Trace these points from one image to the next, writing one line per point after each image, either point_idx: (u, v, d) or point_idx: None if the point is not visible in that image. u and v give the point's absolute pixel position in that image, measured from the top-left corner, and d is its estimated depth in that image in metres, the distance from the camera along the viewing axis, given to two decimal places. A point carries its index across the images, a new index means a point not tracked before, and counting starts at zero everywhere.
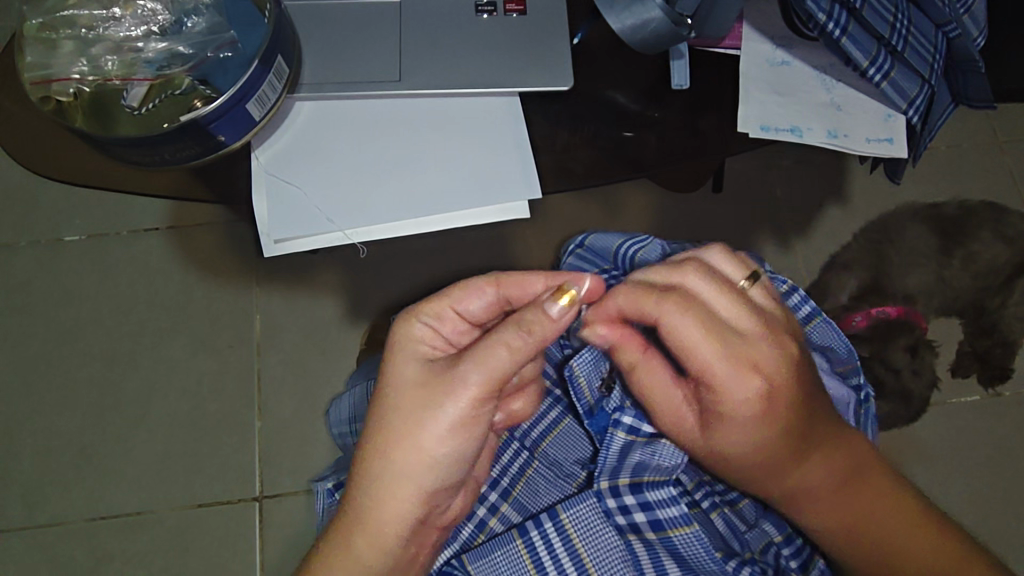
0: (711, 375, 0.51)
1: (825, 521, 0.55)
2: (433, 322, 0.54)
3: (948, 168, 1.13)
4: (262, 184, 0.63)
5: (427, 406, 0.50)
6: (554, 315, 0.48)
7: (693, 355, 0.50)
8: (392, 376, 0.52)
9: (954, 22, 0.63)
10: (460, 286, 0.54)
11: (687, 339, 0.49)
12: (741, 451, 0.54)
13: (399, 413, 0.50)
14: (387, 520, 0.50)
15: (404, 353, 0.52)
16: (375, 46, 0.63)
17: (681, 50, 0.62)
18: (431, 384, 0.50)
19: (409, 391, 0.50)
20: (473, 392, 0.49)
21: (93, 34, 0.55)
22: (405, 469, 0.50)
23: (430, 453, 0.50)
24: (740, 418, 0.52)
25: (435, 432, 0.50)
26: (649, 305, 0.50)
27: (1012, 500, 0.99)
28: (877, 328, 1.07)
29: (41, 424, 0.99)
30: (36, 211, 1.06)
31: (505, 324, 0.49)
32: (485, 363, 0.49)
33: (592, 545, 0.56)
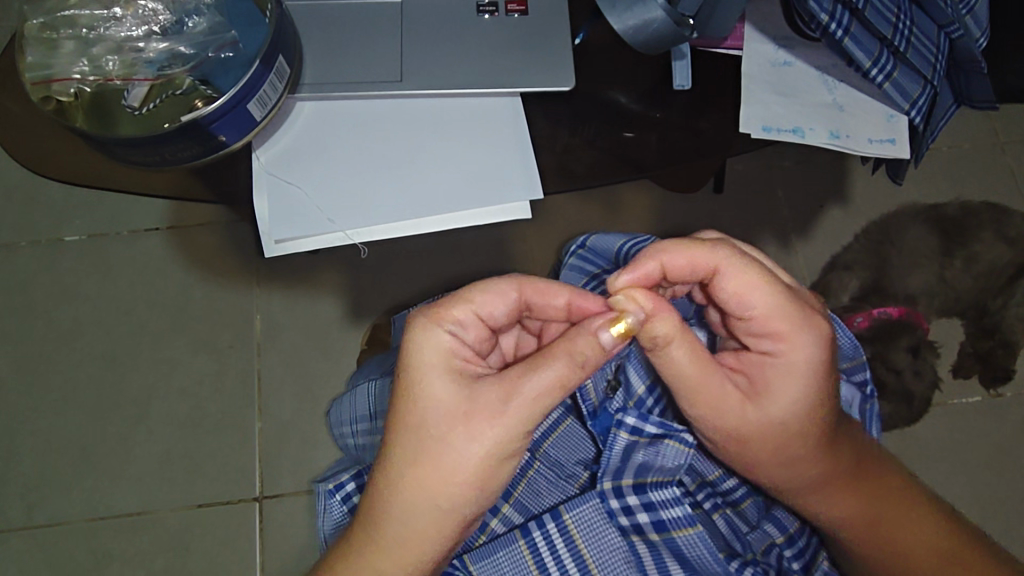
0: (772, 325, 0.52)
1: (841, 503, 0.56)
2: (456, 330, 0.50)
3: (949, 168, 1.13)
4: (262, 184, 0.63)
5: (466, 437, 0.47)
6: (606, 344, 0.47)
7: (752, 304, 0.52)
8: (427, 397, 0.48)
9: (957, 23, 0.62)
10: (483, 291, 0.51)
11: (750, 285, 0.51)
12: (785, 417, 0.53)
13: (439, 443, 0.47)
14: (421, 544, 0.49)
15: (432, 370, 0.49)
16: (377, 46, 0.63)
17: (683, 51, 0.62)
18: (470, 408, 0.47)
19: (447, 417, 0.48)
20: (519, 425, 0.47)
21: (94, 35, 0.55)
22: (444, 497, 0.48)
23: (470, 482, 0.48)
24: (792, 375, 0.53)
25: (474, 460, 0.47)
26: (708, 251, 0.51)
27: (1013, 501, 0.99)
28: (877, 329, 1.06)
29: (41, 424, 0.98)
30: (36, 211, 1.06)
31: (556, 358, 0.47)
32: (534, 399, 0.47)
33: (594, 545, 0.56)
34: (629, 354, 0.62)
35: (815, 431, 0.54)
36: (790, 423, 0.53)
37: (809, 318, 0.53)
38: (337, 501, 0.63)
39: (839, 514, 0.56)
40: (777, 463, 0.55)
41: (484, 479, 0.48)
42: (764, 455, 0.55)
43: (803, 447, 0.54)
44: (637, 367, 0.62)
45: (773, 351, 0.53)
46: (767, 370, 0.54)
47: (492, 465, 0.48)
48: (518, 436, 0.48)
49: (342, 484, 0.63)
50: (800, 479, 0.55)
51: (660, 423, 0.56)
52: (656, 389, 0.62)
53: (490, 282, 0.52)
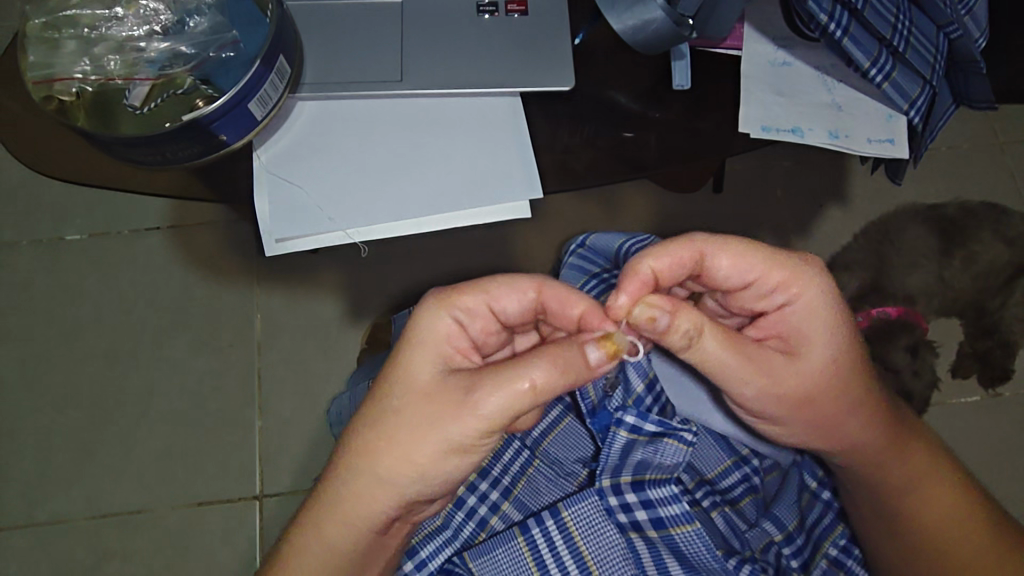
0: (774, 280, 0.52)
1: (875, 463, 0.56)
2: (461, 316, 0.51)
3: (948, 169, 1.13)
4: (264, 183, 0.63)
5: (430, 420, 0.47)
6: (592, 360, 0.47)
7: (753, 271, 0.52)
8: (406, 372, 0.49)
9: (956, 23, 0.62)
10: (495, 284, 0.51)
11: (741, 252, 0.51)
12: (826, 369, 0.53)
13: (401, 421, 0.47)
14: (369, 509, 0.49)
15: (421, 347, 0.49)
16: (378, 46, 0.63)
17: (682, 51, 0.63)
18: (445, 391, 0.47)
19: (420, 395, 0.48)
20: (481, 419, 0.46)
21: (96, 34, 0.55)
22: (400, 474, 0.48)
23: (426, 465, 0.48)
24: (813, 331, 0.53)
25: (434, 446, 0.47)
26: (691, 242, 0.51)
27: (1012, 500, 1.00)
28: (877, 328, 1.06)
29: (42, 423, 0.99)
30: (38, 210, 1.06)
31: (540, 357, 0.46)
32: (498, 395, 0.46)
33: (593, 543, 0.57)
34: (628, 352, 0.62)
35: (849, 378, 0.54)
36: (830, 373, 0.53)
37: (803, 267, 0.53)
38: None
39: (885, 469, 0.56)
40: (829, 417, 0.55)
41: (437, 467, 0.48)
42: (819, 416, 0.54)
43: (839, 404, 0.54)
44: (636, 367, 0.62)
45: (784, 305, 0.53)
46: (790, 326, 0.53)
47: (450, 454, 0.47)
48: (476, 431, 0.47)
49: None
50: (850, 435, 0.56)
51: (659, 422, 0.58)
52: (654, 388, 0.63)
53: (509, 279, 0.52)
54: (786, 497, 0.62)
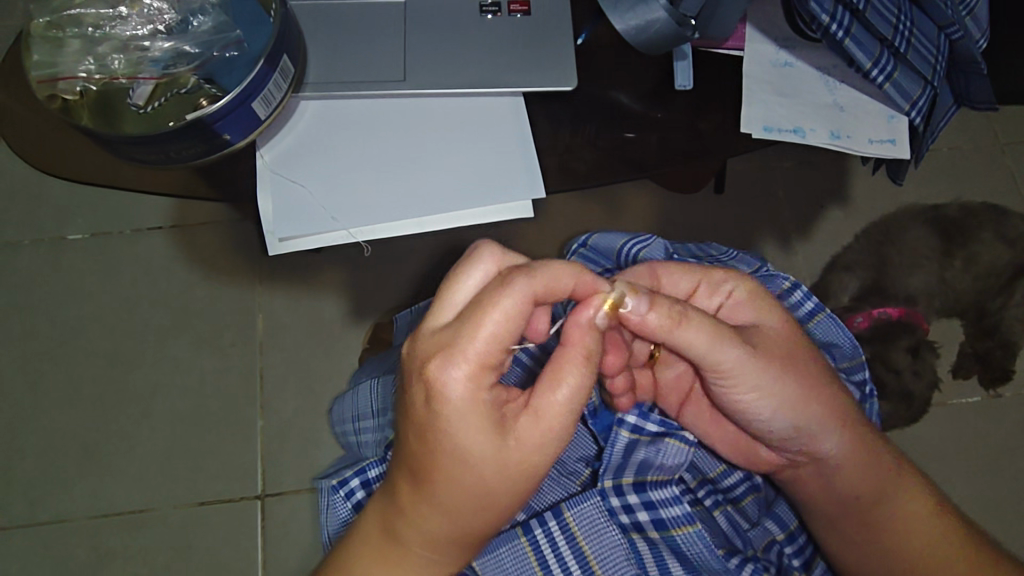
0: (728, 280, 0.56)
1: (857, 438, 0.56)
2: (483, 369, 0.44)
3: (949, 170, 1.13)
4: (267, 183, 0.63)
5: (509, 471, 0.46)
6: (603, 325, 0.47)
7: (698, 271, 0.57)
8: (465, 449, 0.45)
9: (958, 24, 0.63)
10: (501, 318, 0.43)
11: (688, 266, 0.57)
12: (792, 343, 0.55)
13: (482, 485, 0.46)
14: (463, 553, 0.50)
15: (468, 420, 0.45)
16: (381, 46, 0.63)
17: (685, 51, 0.63)
18: (511, 444, 0.46)
19: (490, 460, 0.46)
20: (558, 449, 0.47)
21: (100, 33, 0.55)
22: (491, 518, 0.48)
23: (515, 499, 0.48)
24: (768, 313, 0.56)
25: (519, 484, 0.47)
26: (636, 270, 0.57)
27: (1012, 501, 1.00)
28: (877, 329, 1.06)
29: (44, 422, 0.99)
30: (40, 210, 1.06)
31: (583, 372, 0.46)
32: (569, 422, 0.47)
33: (596, 543, 0.56)
34: None
35: (814, 352, 0.56)
36: (795, 346, 0.55)
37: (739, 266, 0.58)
38: (341, 497, 0.63)
39: (864, 447, 0.56)
40: (808, 389, 0.54)
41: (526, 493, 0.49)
42: (800, 389, 0.54)
43: (818, 375, 0.55)
44: None
45: (733, 295, 0.56)
46: (745, 315, 0.56)
47: (534, 483, 0.48)
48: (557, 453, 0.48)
49: (345, 481, 0.63)
50: (826, 408, 0.54)
51: (661, 422, 0.59)
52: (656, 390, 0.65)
53: (501, 293, 0.43)
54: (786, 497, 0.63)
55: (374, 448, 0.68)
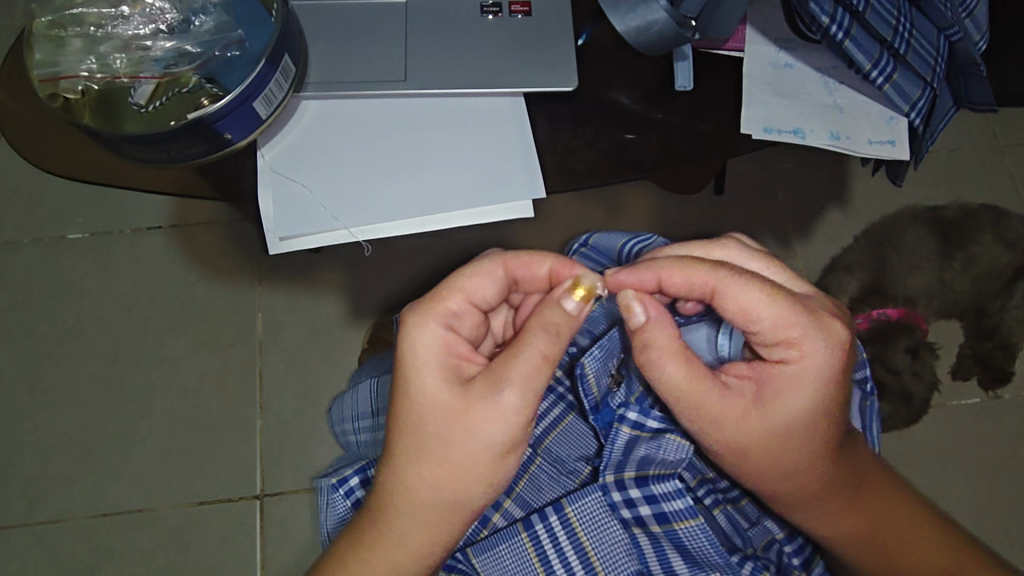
0: (783, 334, 0.49)
1: (829, 511, 0.54)
2: (450, 322, 0.50)
3: (948, 171, 1.13)
4: (267, 182, 0.63)
5: (462, 429, 0.47)
6: (571, 309, 0.47)
7: (760, 318, 0.49)
8: (423, 395, 0.48)
9: (957, 25, 0.63)
10: (470, 277, 0.51)
11: (755, 300, 0.48)
12: (791, 425, 0.50)
13: (439, 440, 0.48)
14: (423, 541, 0.49)
15: (425, 365, 0.49)
16: (382, 46, 0.64)
17: (685, 52, 0.63)
18: (463, 403, 0.47)
19: (444, 416, 0.48)
20: (521, 416, 0.47)
21: (102, 33, 0.55)
22: (449, 494, 0.48)
23: (470, 473, 0.48)
24: (809, 387, 0.50)
25: (476, 451, 0.47)
26: (706, 270, 0.49)
27: (1011, 504, 1.00)
28: (877, 330, 1.07)
29: (43, 421, 0.99)
30: (39, 210, 1.06)
31: (533, 332, 0.47)
32: (521, 383, 0.46)
33: (597, 539, 0.56)
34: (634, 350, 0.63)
35: (817, 436, 0.51)
36: (790, 431, 0.50)
37: (817, 324, 0.50)
38: (340, 496, 0.63)
39: (839, 521, 0.55)
40: (777, 470, 0.52)
41: (484, 473, 0.48)
42: (775, 463, 0.51)
43: (814, 452, 0.52)
44: None
45: (788, 359, 0.50)
46: (775, 379, 0.50)
47: (490, 458, 0.48)
48: (516, 427, 0.47)
49: (343, 480, 0.63)
50: (802, 485, 0.53)
51: (662, 417, 0.58)
52: None
53: (476, 264, 0.51)
54: None
55: (372, 448, 0.68)
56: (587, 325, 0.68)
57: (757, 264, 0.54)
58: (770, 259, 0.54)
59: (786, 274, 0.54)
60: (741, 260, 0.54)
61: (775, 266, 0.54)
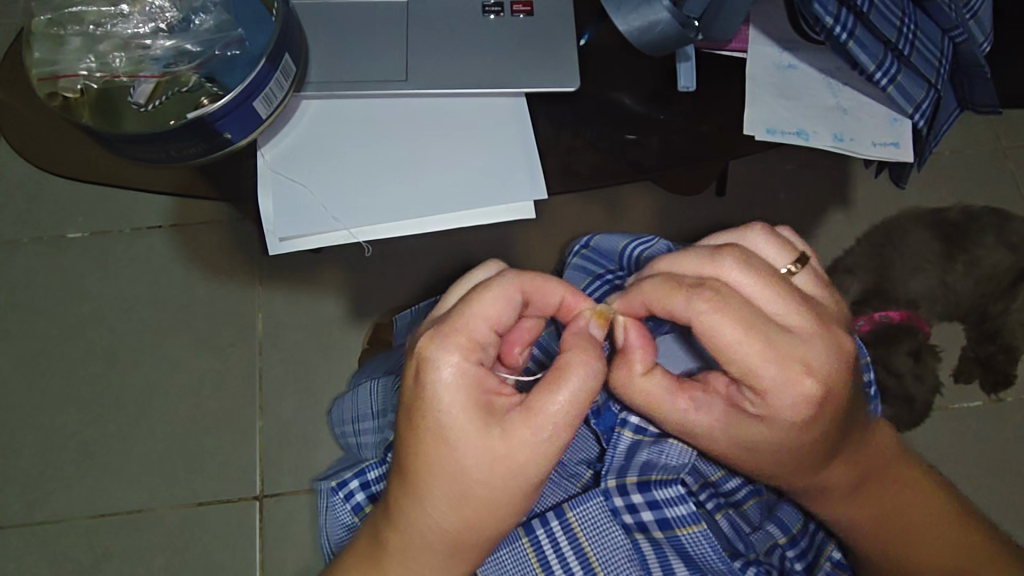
0: (762, 375, 0.47)
1: (838, 509, 0.56)
2: (474, 355, 0.47)
3: (950, 173, 1.13)
4: (267, 182, 0.63)
5: (489, 468, 0.46)
6: (599, 336, 0.50)
7: (736, 356, 0.46)
8: (448, 438, 0.46)
9: (962, 27, 0.63)
10: (488, 304, 0.47)
11: (730, 339, 0.46)
12: (785, 446, 0.51)
13: (466, 480, 0.46)
14: (452, 566, 0.50)
15: (451, 407, 0.46)
16: (383, 47, 0.63)
17: (687, 52, 0.62)
18: (501, 444, 0.46)
19: (473, 459, 0.46)
20: (552, 451, 0.47)
21: (101, 32, 0.55)
22: (477, 525, 0.48)
23: (506, 505, 0.48)
24: (771, 427, 0.50)
25: (501, 487, 0.47)
26: (681, 302, 0.47)
27: (1013, 507, 0.99)
28: (878, 332, 1.06)
29: (42, 420, 0.98)
30: (39, 208, 1.06)
31: (565, 367, 0.46)
32: (557, 423, 0.46)
33: (599, 544, 0.56)
34: None
35: (809, 454, 0.52)
36: (784, 451, 0.51)
37: (789, 369, 0.47)
38: (340, 499, 0.62)
39: (853, 514, 0.56)
40: (775, 475, 0.54)
41: (520, 503, 0.48)
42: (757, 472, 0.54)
43: (794, 468, 0.53)
44: None
45: (752, 400, 0.49)
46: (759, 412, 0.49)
47: (529, 489, 0.48)
48: (548, 461, 0.47)
49: (343, 484, 0.62)
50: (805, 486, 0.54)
51: None
52: None
53: (490, 286, 0.48)
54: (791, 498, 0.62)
55: (373, 449, 0.67)
56: None
57: (753, 283, 0.48)
58: (766, 282, 0.48)
59: (781, 301, 0.48)
60: (736, 280, 0.48)
61: (774, 288, 0.48)
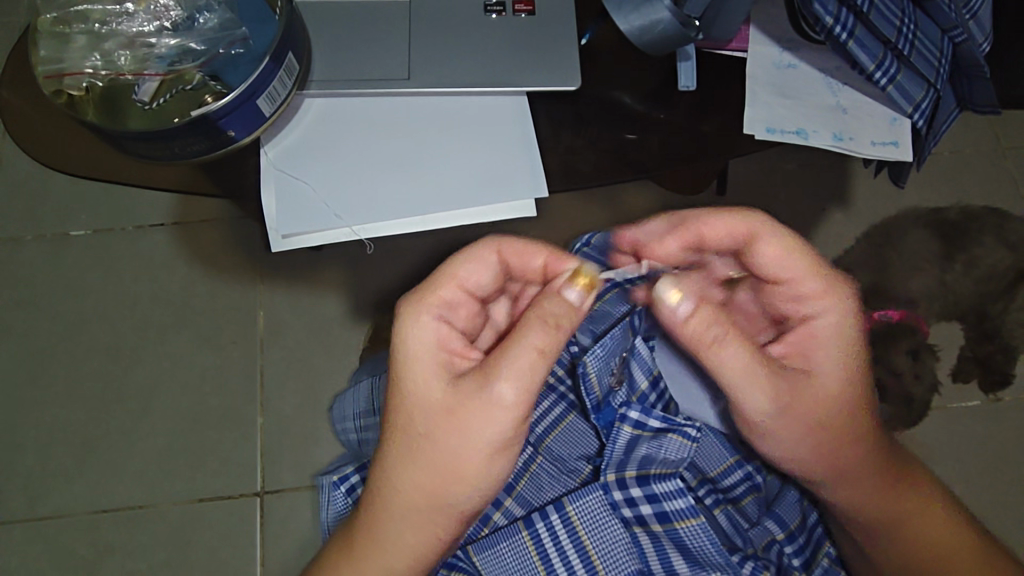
0: (808, 286, 0.52)
1: (868, 484, 0.56)
2: (444, 313, 0.49)
3: (950, 173, 1.13)
4: (271, 179, 0.63)
5: (453, 429, 0.47)
6: (573, 301, 0.47)
7: (790, 271, 0.51)
8: (412, 392, 0.48)
9: (961, 27, 0.63)
10: (462, 264, 0.50)
11: (785, 252, 0.51)
12: (831, 380, 0.53)
13: (429, 442, 0.48)
14: (420, 545, 0.50)
15: (417, 362, 0.48)
16: (386, 46, 0.64)
17: (688, 52, 0.64)
18: (459, 401, 0.47)
19: (433, 413, 0.47)
20: (513, 414, 0.46)
21: (107, 30, 0.55)
22: (442, 493, 0.48)
23: (466, 473, 0.48)
24: (825, 348, 0.53)
25: (466, 450, 0.47)
26: (736, 219, 0.51)
27: (1010, 505, 1.00)
28: (878, 331, 1.06)
29: (44, 416, 0.99)
30: (43, 206, 1.07)
31: (530, 325, 0.46)
32: (517, 379, 0.46)
33: (598, 538, 0.56)
34: (632, 349, 0.63)
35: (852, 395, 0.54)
36: (833, 391, 0.53)
37: (833, 286, 0.53)
38: (340, 492, 0.63)
39: (875, 497, 0.56)
40: (825, 437, 0.54)
41: (484, 473, 0.48)
42: (814, 441, 0.53)
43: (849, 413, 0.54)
44: (641, 363, 0.62)
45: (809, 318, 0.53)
46: (807, 338, 0.53)
47: (491, 456, 0.47)
48: (513, 423, 0.47)
49: (346, 476, 0.63)
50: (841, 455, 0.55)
51: (664, 418, 0.58)
52: (657, 384, 0.63)
53: (468, 250, 0.51)
54: (788, 497, 0.62)
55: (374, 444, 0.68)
56: (590, 324, 0.68)
57: None
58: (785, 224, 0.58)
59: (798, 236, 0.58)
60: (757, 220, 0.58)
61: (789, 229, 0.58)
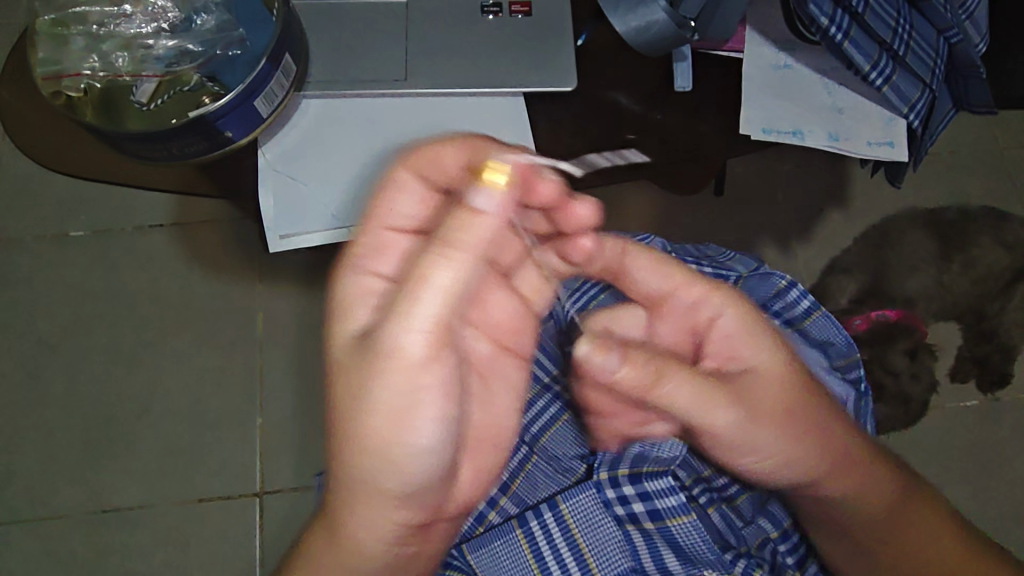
0: (685, 292, 0.52)
1: (846, 474, 0.53)
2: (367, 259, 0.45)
3: (948, 173, 1.14)
4: (269, 180, 0.63)
5: (357, 384, 0.42)
6: (476, 209, 0.40)
7: (668, 283, 0.52)
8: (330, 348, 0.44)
9: (956, 27, 0.63)
10: (385, 200, 0.46)
11: (648, 267, 0.52)
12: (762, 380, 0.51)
13: (341, 401, 0.43)
14: (370, 519, 0.46)
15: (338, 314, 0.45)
16: (384, 47, 0.65)
17: (684, 53, 0.64)
18: (359, 351, 0.42)
19: (341, 368, 0.43)
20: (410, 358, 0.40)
21: (105, 32, 0.56)
22: (360, 459, 0.43)
23: (373, 437, 0.42)
24: (745, 350, 0.51)
25: (368, 406, 0.41)
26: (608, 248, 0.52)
27: (1007, 504, 1.00)
28: (877, 329, 1.07)
29: (44, 417, 0.99)
30: (42, 207, 1.07)
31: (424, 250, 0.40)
32: (406, 317, 0.40)
33: (591, 536, 0.57)
34: None
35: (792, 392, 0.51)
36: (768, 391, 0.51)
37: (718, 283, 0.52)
38: None
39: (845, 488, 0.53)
40: (773, 440, 0.50)
41: (389, 434, 0.42)
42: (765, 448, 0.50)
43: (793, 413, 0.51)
44: None
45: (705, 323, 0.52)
46: (716, 339, 0.52)
47: (399, 415, 0.41)
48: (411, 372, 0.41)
49: None
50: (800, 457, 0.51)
51: None
52: None
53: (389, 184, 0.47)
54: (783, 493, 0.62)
55: None
56: None
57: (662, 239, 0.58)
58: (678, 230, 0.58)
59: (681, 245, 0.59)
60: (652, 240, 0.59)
61: None
